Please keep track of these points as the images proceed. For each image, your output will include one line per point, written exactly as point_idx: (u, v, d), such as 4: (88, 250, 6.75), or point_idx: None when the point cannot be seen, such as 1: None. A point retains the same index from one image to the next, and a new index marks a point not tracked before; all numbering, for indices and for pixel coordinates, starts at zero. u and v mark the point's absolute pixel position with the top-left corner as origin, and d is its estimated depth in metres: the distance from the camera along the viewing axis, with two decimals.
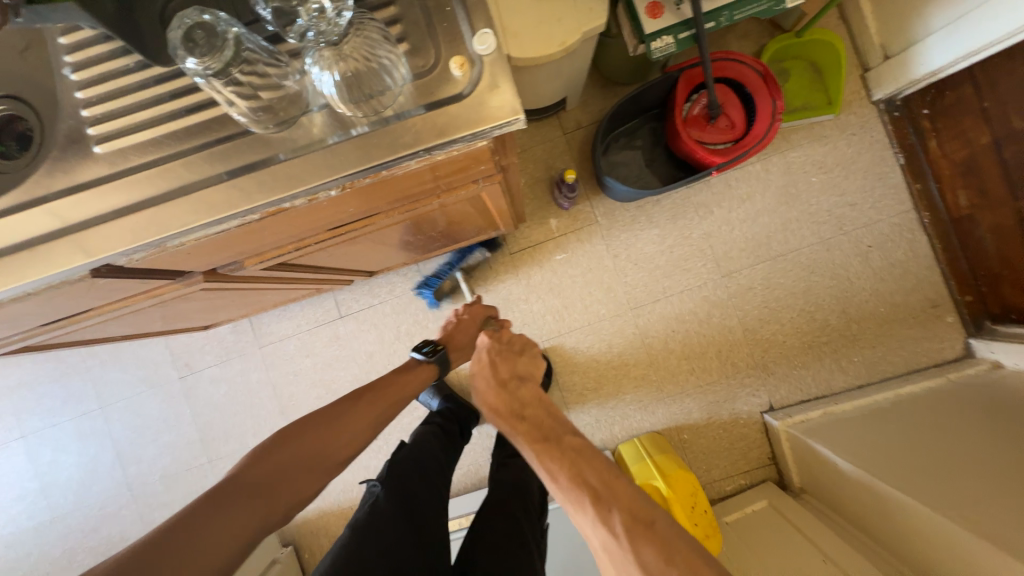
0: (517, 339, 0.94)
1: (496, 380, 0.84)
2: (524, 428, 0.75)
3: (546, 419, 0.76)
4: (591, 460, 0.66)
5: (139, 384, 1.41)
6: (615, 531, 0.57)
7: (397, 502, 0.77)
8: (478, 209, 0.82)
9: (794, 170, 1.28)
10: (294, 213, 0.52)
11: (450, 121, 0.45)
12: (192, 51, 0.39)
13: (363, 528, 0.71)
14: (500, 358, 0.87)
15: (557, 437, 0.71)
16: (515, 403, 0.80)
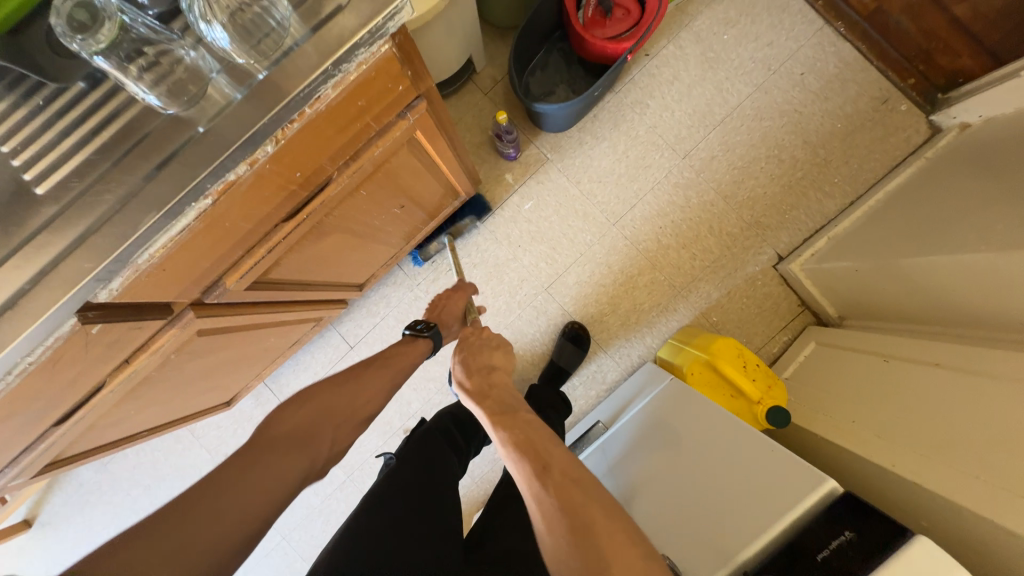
0: (496, 334, 0.84)
1: (469, 361, 0.77)
2: (485, 401, 0.69)
3: (509, 396, 0.70)
4: (549, 437, 0.61)
5: (189, 493, 1.40)
6: (545, 484, 0.53)
7: (414, 469, 0.74)
8: (425, 163, 0.84)
9: (704, 36, 1.31)
10: (243, 191, 0.53)
11: (343, 30, 0.47)
12: (81, 33, 0.44)
13: (374, 498, 0.68)
14: (477, 347, 0.80)
15: (513, 412, 0.66)
16: (484, 382, 0.73)
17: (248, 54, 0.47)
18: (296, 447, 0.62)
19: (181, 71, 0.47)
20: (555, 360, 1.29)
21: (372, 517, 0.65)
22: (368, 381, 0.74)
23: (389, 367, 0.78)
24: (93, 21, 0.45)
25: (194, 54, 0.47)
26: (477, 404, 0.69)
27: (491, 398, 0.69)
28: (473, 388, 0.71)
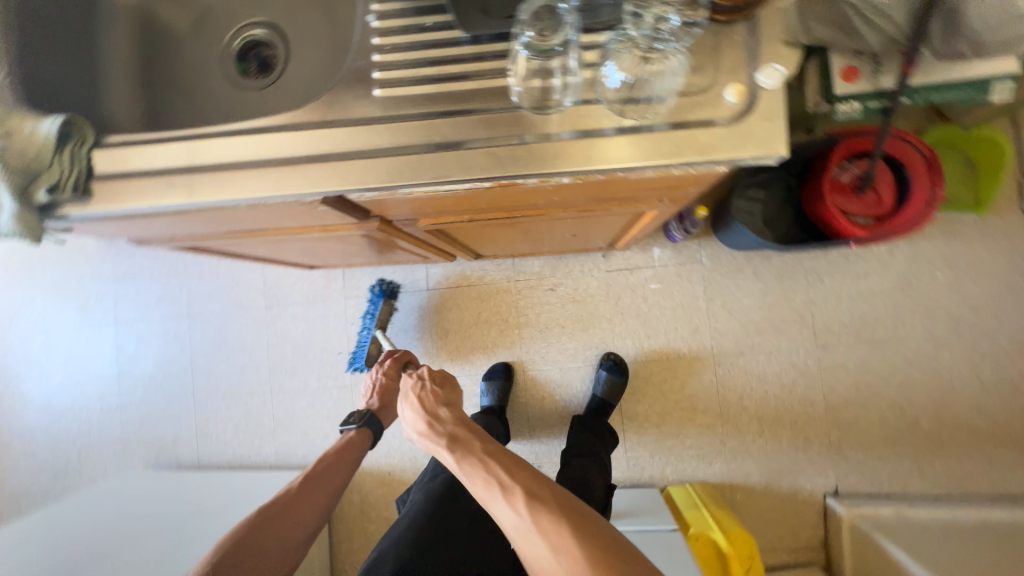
0: (439, 372, 0.82)
1: (423, 410, 0.75)
2: (453, 446, 0.70)
3: (468, 434, 0.72)
4: (522, 476, 0.66)
5: (228, 303, 1.50)
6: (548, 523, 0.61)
7: (449, 482, 0.91)
8: (625, 223, 0.85)
9: (920, 260, 1.24)
10: (514, 190, 0.55)
11: (713, 142, 0.47)
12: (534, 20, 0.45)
13: (423, 501, 0.88)
14: (428, 394, 0.78)
15: (482, 458, 0.68)
16: (442, 420, 0.74)
17: (611, 103, 0.47)
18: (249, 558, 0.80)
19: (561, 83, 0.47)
20: (603, 395, 1.28)
21: (419, 515, 0.85)
22: (312, 497, 0.91)
23: (332, 475, 0.96)
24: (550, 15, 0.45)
25: (578, 75, 0.47)
26: (452, 459, 0.69)
27: (453, 438, 0.71)
28: (438, 439, 0.72)
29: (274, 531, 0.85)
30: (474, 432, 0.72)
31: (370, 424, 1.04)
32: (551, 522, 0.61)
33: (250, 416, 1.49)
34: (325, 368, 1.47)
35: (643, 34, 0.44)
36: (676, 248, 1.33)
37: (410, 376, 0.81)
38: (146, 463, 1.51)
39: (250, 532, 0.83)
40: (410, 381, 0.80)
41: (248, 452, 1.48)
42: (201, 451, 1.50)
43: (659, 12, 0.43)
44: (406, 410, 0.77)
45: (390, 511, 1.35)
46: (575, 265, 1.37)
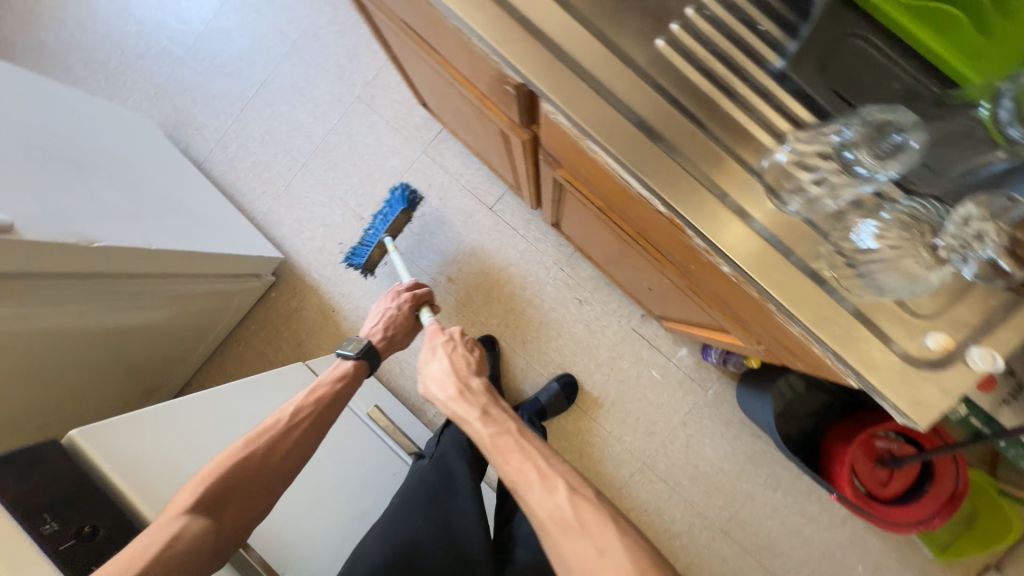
0: (467, 342, 0.86)
1: (452, 370, 0.79)
2: (483, 416, 0.71)
3: (492, 400, 0.75)
4: (549, 465, 0.65)
5: (332, 65, 1.43)
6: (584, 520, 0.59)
7: (415, 497, 0.85)
8: (700, 322, 0.82)
9: (856, 547, 1.25)
10: (673, 232, 0.50)
11: (881, 362, 0.42)
12: (869, 135, 0.42)
13: (399, 500, 0.84)
14: (459, 362, 0.81)
15: (518, 438, 0.68)
16: (467, 390, 0.76)
17: (828, 262, 0.43)
18: (209, 508, 0.61)
19: (820, 202, 0.42)
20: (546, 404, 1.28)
21: (397, 521, 0.81)
22: (282, 443, 0.72)
23: (306, 425, 0.76)
24: (886, 143, 0.42)
25: (841, 204, 0.42)
26: (477, 428, 0.70)
27: (478, 400, 0.74)
28: (468, 404, 0.73)
29: (258, 475, 0.68)
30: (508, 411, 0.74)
31: (370, 358, 0.88)
32: (596, 517, 0.60)
33: (269, 167, 1.46)
34: (359, 189, 1.43)
35: (935, 241, 0.42)
36: (698, 362, 1.31)
37: (444, 333, 0.86)
38: (161, 123, 1.48)
39: (234, 476, 0.65)
40: (436, 330, 0.87)
41: (245, 192, 1.46)
42: (211, 157, 1.47)
43: (973, 232, 0.41)
44: (435, 366, 0.80)
45: (306, 336, 1.44)
46: (615, 303, 1.34)
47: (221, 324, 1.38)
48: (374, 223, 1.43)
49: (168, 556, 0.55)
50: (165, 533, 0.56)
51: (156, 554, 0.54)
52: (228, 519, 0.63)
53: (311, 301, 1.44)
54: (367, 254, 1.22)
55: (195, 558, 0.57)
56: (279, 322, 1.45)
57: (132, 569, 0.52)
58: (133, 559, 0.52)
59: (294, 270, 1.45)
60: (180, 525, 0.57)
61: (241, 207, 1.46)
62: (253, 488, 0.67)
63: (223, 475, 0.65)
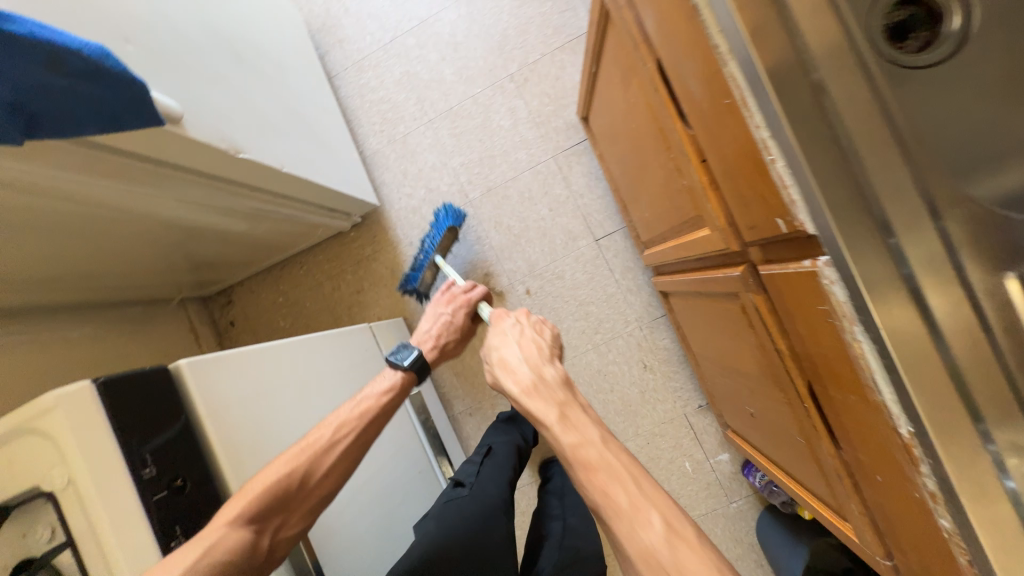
0: (551, 338, 0.79)
1: (533, 367, 0.70)
2: (562, 420, 0.61)
3: (570, 398, 0.65)
4: (641, 491, 0.54)
5: (499, 32, 1.34)
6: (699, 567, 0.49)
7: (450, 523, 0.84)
8: (802, 479, 0.77)
9: None
10: (893, 449, 0.45)
11: None
12: None
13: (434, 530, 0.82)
14: (538, 360, 0.71)
15: (602, 450, 0.58)
16: (557, 400, 0.64)
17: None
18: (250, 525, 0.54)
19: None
20: None
21: (440, 539, 0.80)
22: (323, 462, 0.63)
23: (355, 442, 0.67)
24: None
25: None
26: (555, 434, 0.60)
27: (557, 395, 0.65)
28: (543, 400, 0.64)
29: (298, 497, 0.60)
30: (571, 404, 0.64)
31: (421, 372, 0.80)
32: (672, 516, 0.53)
33: (395, 109, 1.39)
34: (475, 167, 1.37)
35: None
36: (734, 473, 1.28)
37: (511, 321, 0.82)
38: (308, 22, 1.42)
39: (277, 498, 0.57)
40: (515, 326, 0.81)
41: (363, 123, 1.40)
42: (344, 75, 1.41)
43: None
44: (516, 354, 0.73)
45: (367, 287, 1.42)
46: (678, 384, 1.30)
47: (295, 245, 1.35)
48: (476, 206, 1.37)
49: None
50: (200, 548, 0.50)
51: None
52: (266, 537, 0.56)
53: (385, 255, 1.41)
54: (420, 277, 1.24)
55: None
56: (347, 263, 1.42)
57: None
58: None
59: (381, 220, 1.40)
60: (221, 544, 0.51)
61: (354, 137, 1.40)
62: (295, 508, 0.59)
63: (263, 490, 0.56)
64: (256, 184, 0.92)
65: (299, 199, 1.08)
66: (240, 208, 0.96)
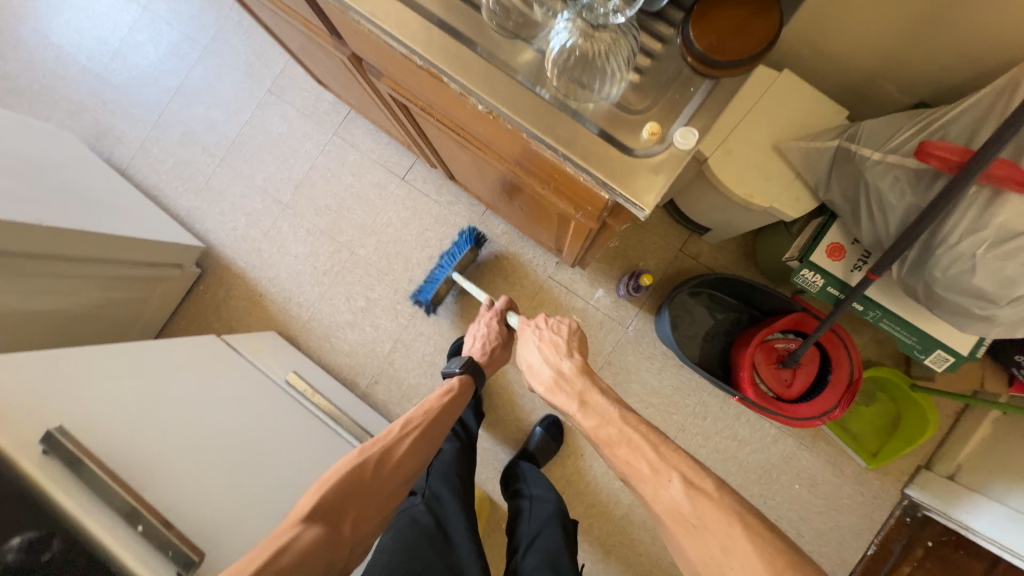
0: (565, 329, 0.89)
1: (551, 364, 0.83)
2: (583, 405, 0.75)
3: (589, 385, 0.78)
4: (659, 457, 0.67)
5: (242, 64, 1.50)
6: (687, 505, 0.62)
7: (416, 537, 0.89)
8: (562, 229, 0.85)
9: (790, 464, 1.24)
10: (442, 88, 0.54)
11: (600, 156, 0.46)
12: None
13: (393, 544, 0.87)
14: (573, 385, 0.78)
15: (621, 427, 0.71)
16: (584, 398, 0.76)
17: (558, 89, 0.47)
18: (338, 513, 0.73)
19: (531, 23, 0.48)
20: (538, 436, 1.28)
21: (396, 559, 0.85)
22: (405, 457, 0.84)
23: (419, 436, 0.87)
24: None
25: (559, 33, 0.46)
26: (584, 421, 0.74)
27: (583, 394, 0.76)
28: (566, 396, 0.78)
29: (372, 479, 0.79)
30: (620, 413, 0.72)
31: (476, 374, 1.00)
32: (715, 515, 0.61)
33: (189, 166, 1.51)
34: (275, 176, 1.48)
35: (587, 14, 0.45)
36: (616, 301, 1.33)
37: (530, 325, 0.92)
38: (83, 137, 1.54)
39: (352, 482, 0.76)
40: (535, 334, 0.89)
41: (167, 192, 1.51)
42: (133, 163, 1.52)
43: None
44: (534, 354, 0.85)
45: (237, 324, 1.46)
46: (530, 253, 1.37)
47: (144, 319, 1.38)
48: (292, 206, 1.47)
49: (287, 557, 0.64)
50: (285, 539, 0.66)
51: (272, 555, 0.63)
52: (343, 533, 0.73)
53: (238, 289, 1.47)
54: (434, 290, 1.31)
55: (315, 561, 0.67)
56: (209, 314, 1.47)
57: (268, 553, 0.63)
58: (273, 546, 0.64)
59: (220, 262, 1.48)
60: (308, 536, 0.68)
61: (165, 206, 1.50)
62: (371, 492, 0.78)
63: (348, 475, 0.76)
64: (49, 248, 1.03)
65: (104, 256, 1.16)
66: (36, 276, 1.04)
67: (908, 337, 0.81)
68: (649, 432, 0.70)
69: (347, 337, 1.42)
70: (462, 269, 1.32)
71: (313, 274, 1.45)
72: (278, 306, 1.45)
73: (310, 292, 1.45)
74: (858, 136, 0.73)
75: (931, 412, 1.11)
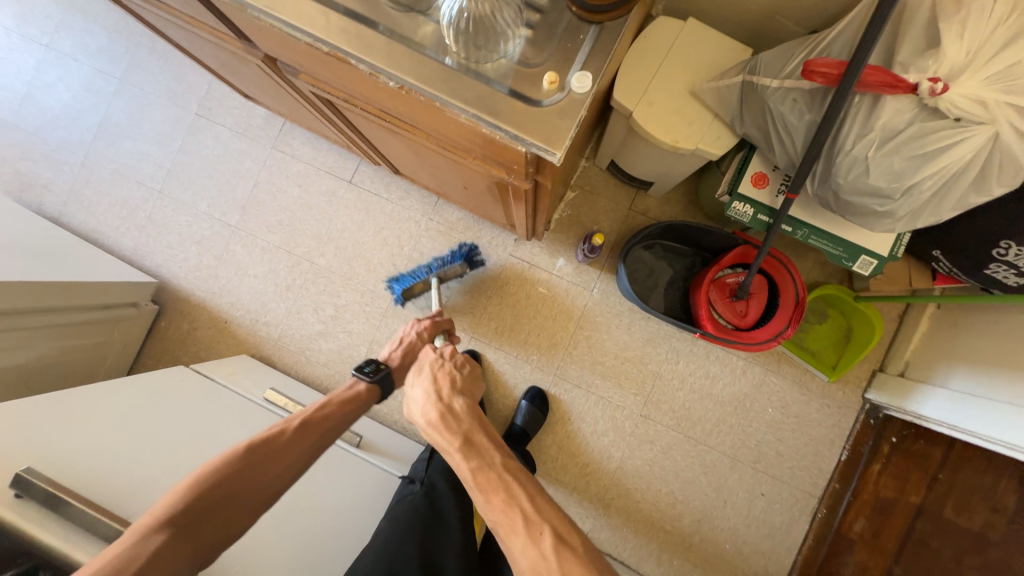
0: (461, 359, 0.83)
1: (441, 404, 0.76)
2: (466, 448, 0.72)
3: (477, 427, 0.74)
4: (534, 506, 0.67)
5: (164, 91, 1.46)
6: (544, 547, 0.64)
7: (416, 521, 0.87)
8: (504, 198, 0.87)
9: (760, 391, 1.33)
10: (353, 72, 0.56)
11: (507, 110, 0.49)
12: None
13: (390, 528, 0.85)
14: (465, 432, 0.73)
15: (503, 473, 0.70)
16: (473, 449, 0.72)
17: (461, 55, 0.50)
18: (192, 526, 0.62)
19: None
20: (522, 422, 1.31)
21: (391, 543, 0.83)
22: (294, 454, 0.72)
23: (313, 431, 0.75)
24: None
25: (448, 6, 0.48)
26: (464, 466, 0.71)
27: (469, 442, 0.72)
28: (451, 438, 0.73)
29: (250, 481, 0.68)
30: (509, 463, 0.71)
31: (385, 381, 0.87)
32: (569, 562, 0.63)
33: (126, 203, 1.46)
34: (219, 199, 1.45)
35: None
36: (577, 267, 1.38)
37: (432, 353, 0.84)
38: (7, 191, 1.47)
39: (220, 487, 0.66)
40: (429, 362, 0.82)
41: (109, 233, 1.46)
42: (67, 210, 1.46)
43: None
44: (416, 390, 0.79)
45: (207, 354, 1.43)
46: (488, 235, 1.40)
47: (107, 366, 1.34)
48: (243, 227, 1.44)
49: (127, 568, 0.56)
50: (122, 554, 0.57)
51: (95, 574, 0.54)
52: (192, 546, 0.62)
53: (202, 319, 1.44)
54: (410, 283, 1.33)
55: None
56: (175, 349, 1.44)
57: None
58: (110, 555, 0.56)
59: (177, 295, 1.45)
60: (154, 547, 0.59)
61: (109, 248, 1.45)
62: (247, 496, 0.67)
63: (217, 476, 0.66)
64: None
65: (53, 305, 1.12)
66: None
67: (835, 249, 0.88)
68: (526, 480, 0.70)
69: (321, 347, 1.41)
70: (444, 275, 1.31)
71: (275, 292, 1.43)
72: (245, 329, 1.43)
73: (275, 309, 1.43)
74: (757, 69, 0.79)
75: (875, 318, 1.20)
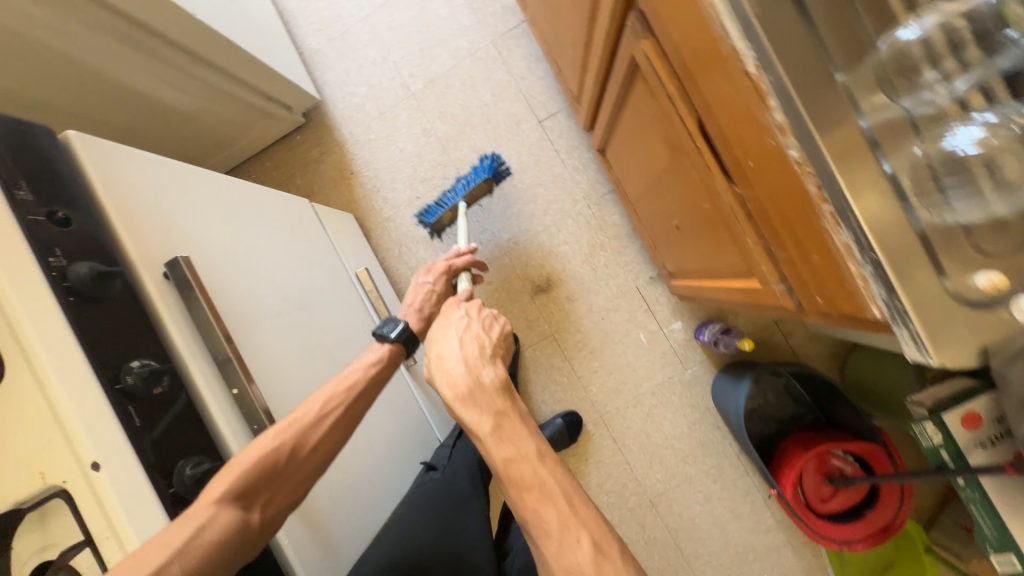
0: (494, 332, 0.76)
1: (467, 364, 0.67)
2: (494, 421, 0.61)
3: (507, 402, 0.64)
4: (565, 497, 0.56)
5: None
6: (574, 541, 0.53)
7: (434, 505, 0.86)
8: (721, 271, 0.78)
9: (769, 555, 1.27)
10: (744, 106, 0.47)
11: (915, 278, 0.38)
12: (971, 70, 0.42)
13: (413, 507, 0.84)
14: (484, 399, 0.63)
15: (536, 468, 0.58)
16: (493, 419, 0.61)
17: (904, 174, 0.41)
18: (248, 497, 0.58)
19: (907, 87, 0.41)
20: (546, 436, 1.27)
21: (410, 521, 0.81)
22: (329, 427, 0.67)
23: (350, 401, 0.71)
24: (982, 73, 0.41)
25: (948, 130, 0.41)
26: (486, 439, 0.60)
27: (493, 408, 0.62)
28: (476, 409, 0.62)
29: (290, 466, 0.62)
30: (539, 450, 0.59)
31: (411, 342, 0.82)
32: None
33: (332, 6, 1.38)
34: (415, 58, 1.36)
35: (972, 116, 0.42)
36: (688, 340, 1.29)
37: (458, 311, 0.78)
38: None
39: (267, 468, 0.59)
40: (458, 328, 0.73)
41: (301, 25, 1.39)
42: None
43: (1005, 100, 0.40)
44: (446, 353, 0.69)
45: (318, 190, 1.40)
46: (630, 256, 1.31)
47: (236, 146, 1.32)
48: (419, 98, 1.36)
49: (180, 561, 0.50)
50: (194, 523, 0.53)
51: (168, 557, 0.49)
52: (257, 516, 0.58)
53: (333, 156, 1.40)
54: (439, 213, 1.20)
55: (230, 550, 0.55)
56: (295, 167, 1.41)
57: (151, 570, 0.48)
58: (164, 543, 0.50)
59: (326, 121, 1.40)
60: (213, 519, 0.54)
61: (293, 38, 1.39)
62: (288, 476, 0.62)
63: (258, 459, 0.59)
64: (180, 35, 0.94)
65: (225, 66, 1.07)
66: (160, 61, 0.95)
67: (990, 529, 0.79)
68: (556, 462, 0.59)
69: (418, 253, 1.37)
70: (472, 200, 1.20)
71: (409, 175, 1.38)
72: (363, 191, 1.39)
73: (400, 191, 1.38)
74: None
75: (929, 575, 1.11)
